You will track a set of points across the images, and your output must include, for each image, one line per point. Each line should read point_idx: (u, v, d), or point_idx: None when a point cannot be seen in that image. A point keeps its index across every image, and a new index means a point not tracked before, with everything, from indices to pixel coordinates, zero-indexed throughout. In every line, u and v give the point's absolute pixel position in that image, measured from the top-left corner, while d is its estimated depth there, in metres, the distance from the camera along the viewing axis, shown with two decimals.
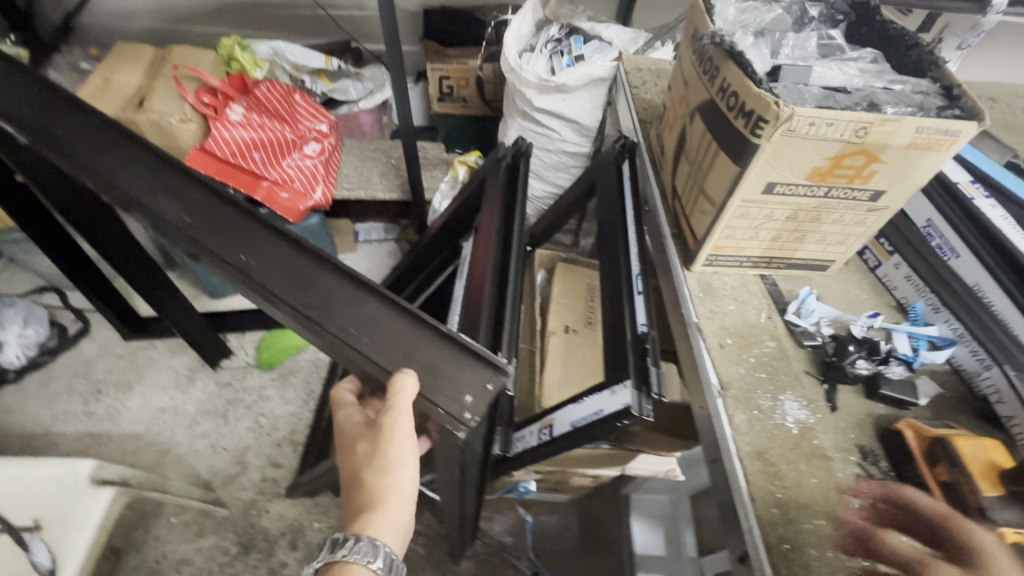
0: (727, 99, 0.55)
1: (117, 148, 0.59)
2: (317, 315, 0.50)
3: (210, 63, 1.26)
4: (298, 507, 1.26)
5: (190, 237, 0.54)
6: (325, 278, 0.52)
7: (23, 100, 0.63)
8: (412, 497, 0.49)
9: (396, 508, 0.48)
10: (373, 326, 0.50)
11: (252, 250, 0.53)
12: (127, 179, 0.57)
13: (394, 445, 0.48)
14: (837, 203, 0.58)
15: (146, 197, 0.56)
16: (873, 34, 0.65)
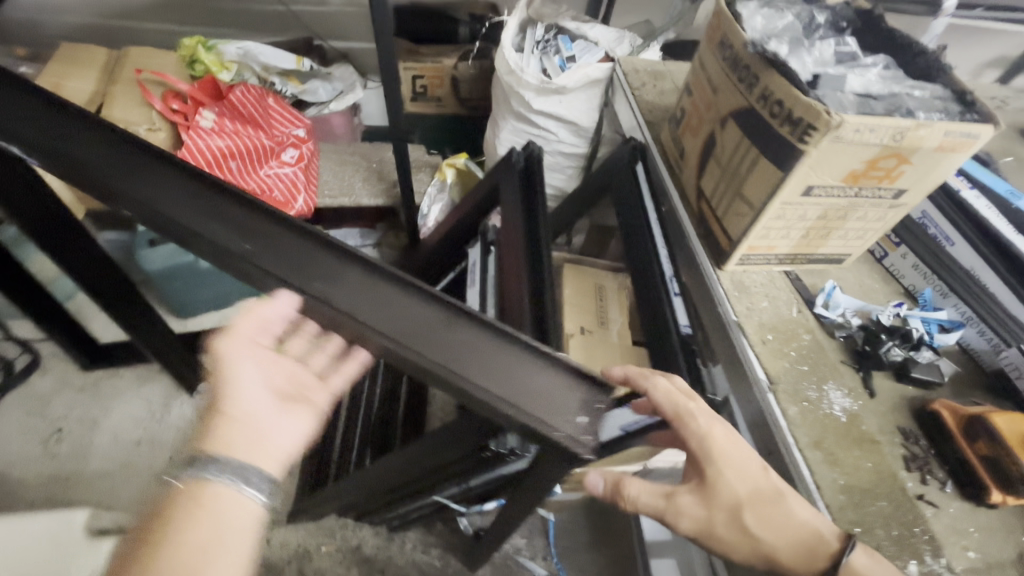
0: (769, 107, 0.57)
1: (160, 177, 0.56)
2: (414, 344, 0.49)
3: (173, 65, 1.17)
4: (302, 532, 1.21)
5: (260, 271, 0.52)
6: (414, 305, 0.51)
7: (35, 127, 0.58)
8: (258, 413, 0.46)
9: (242, 424, 0.45)
10: (472, 352, 0.49)
11: (335, 281, 0.52)
12: (177, 210, 0.54)
13: (224, 369, 0.46)
14: (864, 201, 0.62)
15: (203, 231, 0.53)
16: (879, 39, 0.69)
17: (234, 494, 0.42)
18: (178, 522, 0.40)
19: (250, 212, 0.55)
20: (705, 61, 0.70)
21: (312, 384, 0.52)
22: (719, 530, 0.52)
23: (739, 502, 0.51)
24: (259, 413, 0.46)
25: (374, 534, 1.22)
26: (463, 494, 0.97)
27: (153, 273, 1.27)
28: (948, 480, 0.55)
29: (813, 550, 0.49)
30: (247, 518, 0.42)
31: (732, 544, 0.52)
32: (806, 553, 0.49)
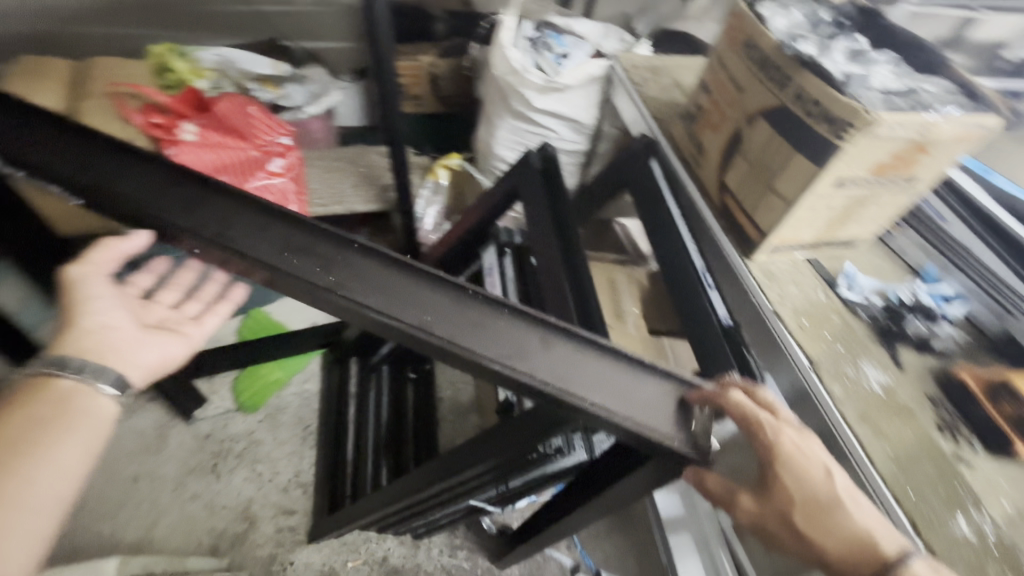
0: (804, 106, 0.60)
1: (228, 209, 0.53)
2: (521, 364, 0.50)
3: (147, 76, 1.10)
4: (325, 550, 1.18)
5: (341, 300, 0.50)
6: (508, 325, 0.52)
7: (83, 165, 0.55)
8: (123, 330, 0.58)
9: (102, 334, 0.56)
10: (577, 367, 0.51)
11: (425, 306, 0.51)
12: (245, 243, 0.51)
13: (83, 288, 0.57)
14: (885, 190, 0.67)
15: (277, 263, 0.51)
16: (881, 35, 0.74)
17: (94, 395, 0.52)
18: (33, 405, 0.49)
19: (320, 237, 0.53)
20: (726, 61, 0.73)
21: (179, 320, 0.68)
22: (770, 527, 0.52)
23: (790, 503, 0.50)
24: (119, 327, 0.58)
25: (398, 543, 1.22)
26: (499, 495, 0.98)
27: None
28: (977, 439, 0.61)
29: (864, 554, 0.47)
30: (96, 423, 0.51)
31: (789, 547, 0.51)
32: (857, 556, 0.47)
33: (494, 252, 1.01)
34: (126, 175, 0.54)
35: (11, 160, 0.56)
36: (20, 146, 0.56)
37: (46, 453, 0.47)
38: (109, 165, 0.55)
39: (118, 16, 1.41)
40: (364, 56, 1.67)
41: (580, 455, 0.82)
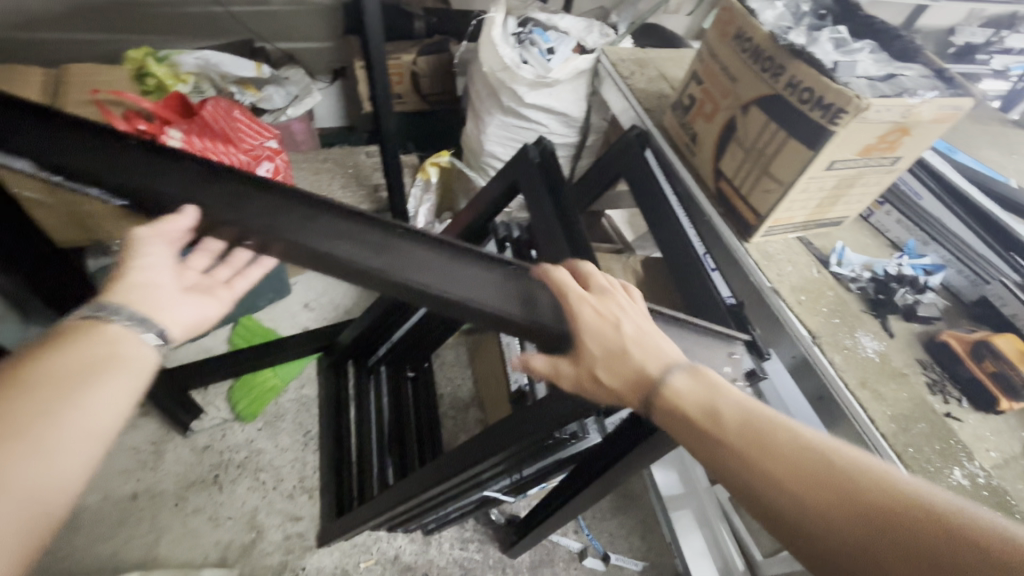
0: (797, 94, 0.63)
1: (273, 204, 0.52)
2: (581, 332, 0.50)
3: (125, 82, 1.07)
4: (336, 553, 1.18)
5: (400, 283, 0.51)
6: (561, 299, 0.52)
7: (108, 165, 0.52)
8: (167, 290, 0.51)
9: (144, 291, 0.49)
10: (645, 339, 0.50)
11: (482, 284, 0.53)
12: (296, 233, 0.51)
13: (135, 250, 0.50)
14: (870, 170, 0.71)
15: (329, 249, 0.51)
16: (857, 25, 0.78)
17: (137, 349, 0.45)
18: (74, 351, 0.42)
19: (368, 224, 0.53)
20: (717, 53, 0.76)
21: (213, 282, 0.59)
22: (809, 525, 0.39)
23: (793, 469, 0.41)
24: (163, 287, 0.51)
25: (409, 541, 1.22)
26: (512, 484, 1.00)
27: None
28: (963, 397, 0.66)
29: (892, 502, 0.38)
30: (137, 380, 0.44)
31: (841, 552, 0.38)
32: (892, 509, 0.37)
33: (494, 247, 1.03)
34: (181, 183, 0.51)
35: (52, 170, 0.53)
36: (53, 151, 0.52)
37: (83, 398, 0.39)
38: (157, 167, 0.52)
39: (85, 21, 1.35)
40: (342, 56, 1.65)
41: (594, 437, 0.83)
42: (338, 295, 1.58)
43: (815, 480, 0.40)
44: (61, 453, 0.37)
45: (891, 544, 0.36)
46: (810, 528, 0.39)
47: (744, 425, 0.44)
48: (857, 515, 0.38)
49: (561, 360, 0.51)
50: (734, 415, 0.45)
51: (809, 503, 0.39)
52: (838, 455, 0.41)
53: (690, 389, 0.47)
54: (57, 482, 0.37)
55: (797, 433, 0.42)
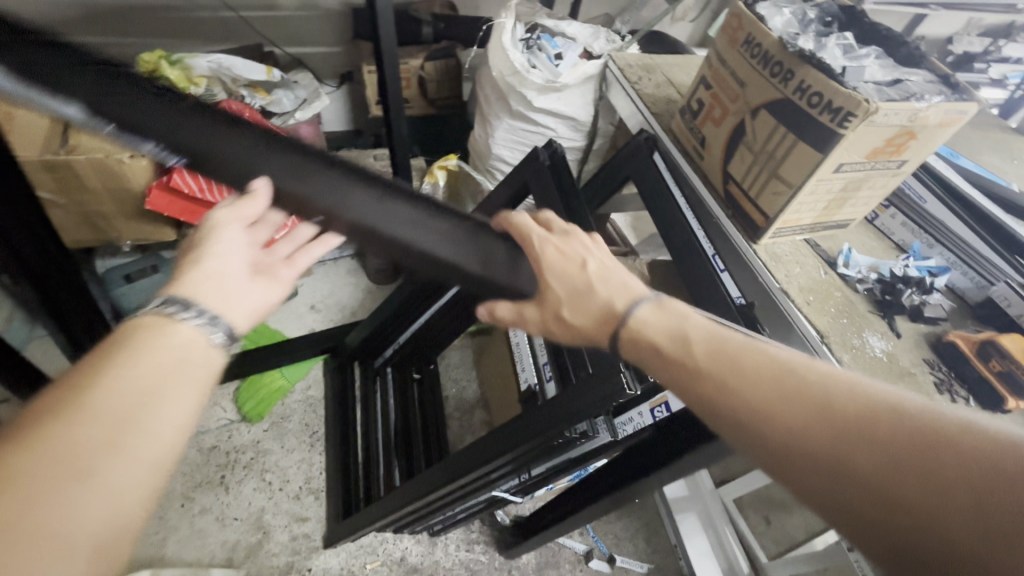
0: (807, 98, 0.65)
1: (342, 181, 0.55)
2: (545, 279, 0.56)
3: None
4: (342, 554, 1.18)
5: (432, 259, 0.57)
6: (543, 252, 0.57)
7: (172, 122, 0.51)
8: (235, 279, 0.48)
9: (212, 277, 0.47)
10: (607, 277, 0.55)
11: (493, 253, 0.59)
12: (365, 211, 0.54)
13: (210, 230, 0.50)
14: (877, 173, 0.73)
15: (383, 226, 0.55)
16: (863, 32, 0.80)
17: (205, 346, 0.42)
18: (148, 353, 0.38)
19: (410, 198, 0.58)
20: (726, 59, 0.78)
21: (278, 262, 0.56)
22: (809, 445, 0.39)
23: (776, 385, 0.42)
24: (233, 274, 0.48)
25: (415, 542, 1.23)
26: (520, 484, 1.00)
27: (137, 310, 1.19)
28: (970, 396, 0.67)
29: (868, 406, 0.39)
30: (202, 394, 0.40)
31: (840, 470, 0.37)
32: (869, 411, 0.39)
33: None
34: (265, 158, 0.53)
35: (121, 127, 0.49)
36: (123, 108, 0.49)
37: (152, 415, 0.36)
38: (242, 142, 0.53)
39: (97, 25, 1.37)
40: (350, 60, 1.67)
41: (602, 437, 0.82)
42: (344, 297, 1.59)
43: (784, 390, 0.42)
44: (131, 464, 0.34)
45: (860, 440, 0.37)
46: (829, 449, 0.38)
47: (713, 348, 0.46)
48: (825, 416, 0.39)
49: (527, 306, 0.57)
50: (703, 340, 0.47)
51: (781, 415, 0.41)
52: (804, 369, 0.43)
53: (654, 318, 0.50)
54: (120, 505, 0.33)
55: (765, 351, 0.45)
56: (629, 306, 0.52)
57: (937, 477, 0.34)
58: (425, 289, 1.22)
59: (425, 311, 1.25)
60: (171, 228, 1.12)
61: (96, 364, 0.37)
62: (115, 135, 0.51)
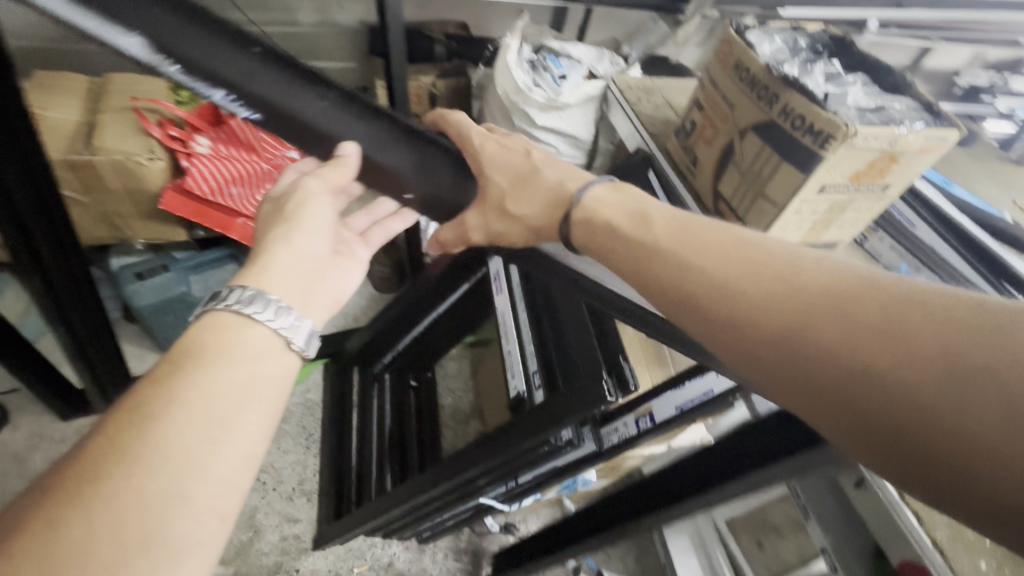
0: (790, 121, 0.67)
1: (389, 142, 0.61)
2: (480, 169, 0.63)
3: (160, 91, 1.14)
4: (331, 557, 1.19)
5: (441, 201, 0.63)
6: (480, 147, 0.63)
7: (246, 72, 0.55)
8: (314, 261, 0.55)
9: (299, 260, 0.54)
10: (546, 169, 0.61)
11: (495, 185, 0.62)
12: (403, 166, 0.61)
13: (303, 203, 0.56)
14: (861, 196, 0.75)
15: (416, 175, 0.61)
16: (851, 60, 0.83)
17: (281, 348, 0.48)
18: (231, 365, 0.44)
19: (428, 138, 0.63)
20: (717, 82, 0.81)
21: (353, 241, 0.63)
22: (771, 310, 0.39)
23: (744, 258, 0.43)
24: (317, 256, 0.55)
25: (404, 549, 1.23)
26: (507, 492, 1.01)
27: (147, 307, 1.23)
28: None
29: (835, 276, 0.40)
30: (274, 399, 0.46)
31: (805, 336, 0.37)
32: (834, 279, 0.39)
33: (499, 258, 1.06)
34: (326, 116, 0.58)
35: (195, 70, 0.54)
36: (202, 54, 0.54)
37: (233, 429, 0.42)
38: (310, 104, 0.58)
39: None
40: (365, 75, 1.73)
41: (589, 446, 0.85)
42: (348, 303, 1.62)
43: (749, 262, 0.43)
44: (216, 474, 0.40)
45: (827, 307, 0.38)
46: (792, 316, 0.38)
47: (674, 234, 0.48)
48: (788, 285, 0.40)
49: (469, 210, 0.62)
50: (671, 223, 0.49)
51: (745, 286, 0.41)
52: (769, 245, 0.44)
53: (613, 201, 0.54)
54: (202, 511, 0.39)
55: (727, 231, 0.46)
56: (580, 190, 0.56)
57: (904, 339, 0.34)
58: (421, 296, 1.23)
59: (420, 319, 1.26)
60: (183, 229, 1.16)
61: (183, 379, 0.42)
62: (190, 77, 0.55)
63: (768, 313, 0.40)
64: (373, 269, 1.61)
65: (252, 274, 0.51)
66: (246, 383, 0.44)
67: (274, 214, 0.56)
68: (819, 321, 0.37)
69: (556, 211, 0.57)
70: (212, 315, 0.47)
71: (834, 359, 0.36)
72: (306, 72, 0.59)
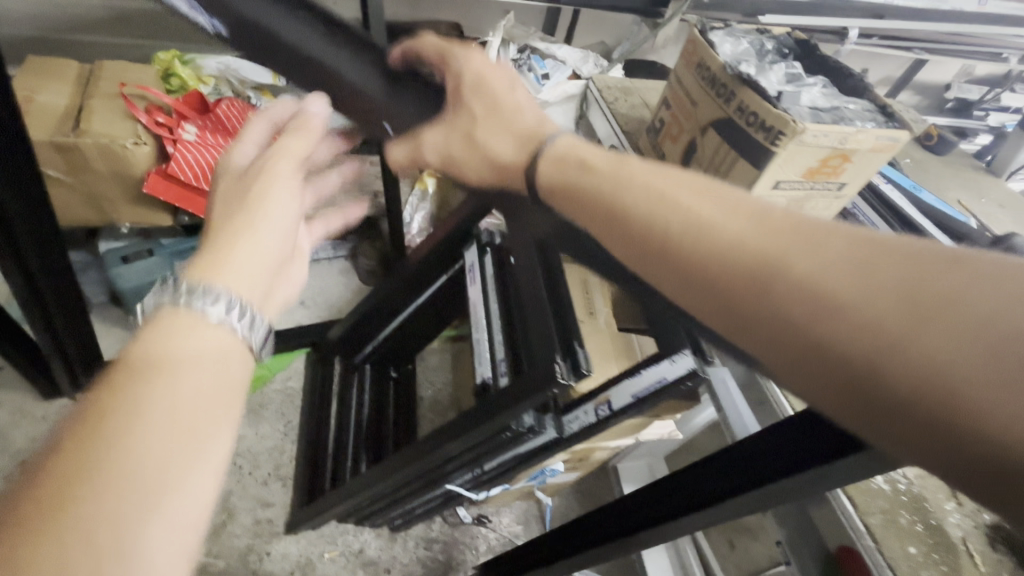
0: (745, 117, 0.69)
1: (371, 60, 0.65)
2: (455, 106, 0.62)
3: (150, 79, 1.17)
4: (302, 541, 1.20)
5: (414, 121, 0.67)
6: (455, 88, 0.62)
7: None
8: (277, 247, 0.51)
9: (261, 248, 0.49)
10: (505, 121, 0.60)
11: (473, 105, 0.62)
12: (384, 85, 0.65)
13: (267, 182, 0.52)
14: (817, 194, 0.77)
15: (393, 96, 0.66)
16: (815, 64, 0.85)
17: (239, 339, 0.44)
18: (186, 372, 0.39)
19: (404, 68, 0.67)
20: (682, 81, 0.83)
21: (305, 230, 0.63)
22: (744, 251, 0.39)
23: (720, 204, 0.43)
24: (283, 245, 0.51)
25: (375, 536, 1.24)
26: (474, 479, 1.03)
27: (131, 289, 1.27)
28: None
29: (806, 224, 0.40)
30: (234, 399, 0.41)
31: (776, 276, 0.37)
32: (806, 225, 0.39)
33: (475, 250, 1.08)
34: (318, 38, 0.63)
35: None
36: None
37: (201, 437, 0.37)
38: (306, 37, 0.63)
39: (125, 27, 1.48)
40: None
41: (550, 433, 0.86)
42: (334, 295, 1.64)
43: (728, 205, 0.42)
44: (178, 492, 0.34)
45: (796, 248, 0.37)
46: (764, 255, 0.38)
47: (651, 177, 0.47)
48: (761, 228, 0.40)
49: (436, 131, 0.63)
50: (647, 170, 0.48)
51: (719, 229, 0.41)
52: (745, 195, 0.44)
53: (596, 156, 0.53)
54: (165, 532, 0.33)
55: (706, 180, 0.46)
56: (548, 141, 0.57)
57: (874, 278, 0.34)
58: (403, 287, 1.26)
59: (399, 311, 1.29)
60: (168, 214, 1.18)
61: (123, 387, 0.36)
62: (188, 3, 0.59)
63: (737, 253, 0.39)
64: (359, 261, 1.63)
65: (206, 268, 0.45)
66: (216, 388, 0.40)
67: (236, 191, 0.52)
68: (790, 262, 0.37)
69: (524, 153, 0.58)
70: (167, 313, 0.42)
71: (803, 293, 0.35)
72: (284, 23, 0.61)
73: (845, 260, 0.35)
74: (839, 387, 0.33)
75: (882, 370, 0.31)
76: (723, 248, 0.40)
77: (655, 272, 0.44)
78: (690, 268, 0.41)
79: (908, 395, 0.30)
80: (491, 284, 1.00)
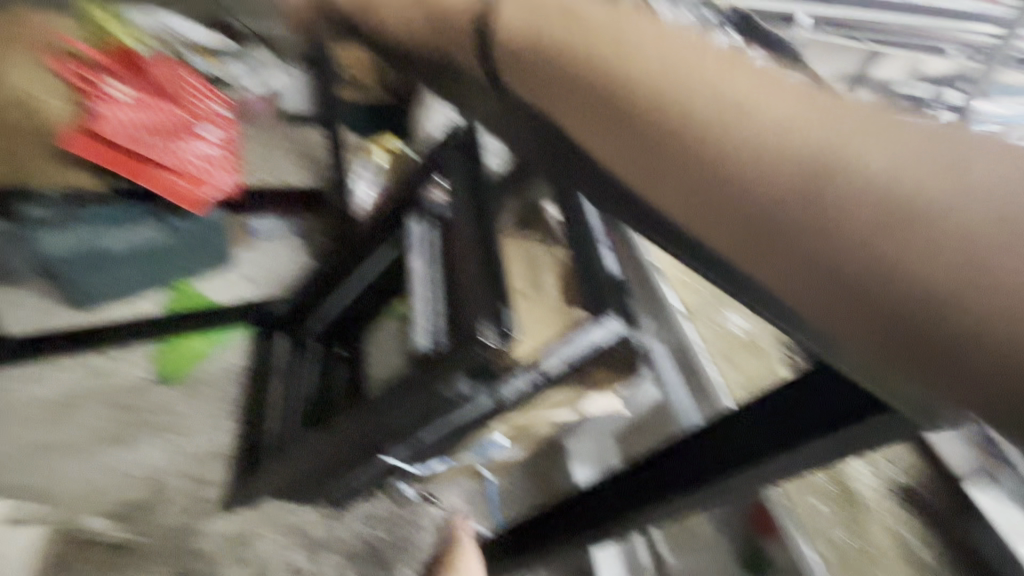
0: None
1: None
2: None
3: (75, 31, 1.10)
4: (239, 519, 1.18)
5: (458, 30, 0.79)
6: None
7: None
8: None
9: None
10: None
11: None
12: None
13: None
14: None
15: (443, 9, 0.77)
16: (756, 38, 0.86)
17: None
18: None
19: None
20: None
21: None
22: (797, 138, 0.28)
23: (763, 76, 0.31)
24: None
25: (317, 514, 1.22)
26: (413, 451, 1.02)
27: (59, 256, 1.18)
28: None
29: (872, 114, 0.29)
30: None
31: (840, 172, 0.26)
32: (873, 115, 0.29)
33: (420, 221, 1.05)
34: None
35: None
36: None
37: None
38: None
39: None
40: None
41: (484, 400, 0.85)
42: (283, 270, 1.58)
43: (772, 79, 0.31)
44: None
45: (865, 136, 0.27)
46: (823, 143, 0.27)
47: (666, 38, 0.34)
48: (820, 110, 0.29)
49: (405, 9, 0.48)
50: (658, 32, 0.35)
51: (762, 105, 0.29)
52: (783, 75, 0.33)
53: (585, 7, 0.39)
54: None
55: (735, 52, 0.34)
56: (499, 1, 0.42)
57: (968, 185, 0.25)
58: (352, 261, 1.24)
59: (347, 285, 1.27)
60: (98, 176, 1.14)
61: None
62: None
63: (788, 139, 0.28)
64: None
65: None
66: None
67: None
68: (859, 150, 0.27)
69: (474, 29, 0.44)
70: None
71: (866, 198, 0.25)
72: None
73: (925, 158, 0.26)
74: (904, 328, 0.24)
75: (973, 304, 0.22)
76: (752, 138, 0.28)
77: (644, 175, 0.32)
78: (709, 160, 0.29)
79: (973, 359, 0.22)
80: (437, 254, 0.99)
